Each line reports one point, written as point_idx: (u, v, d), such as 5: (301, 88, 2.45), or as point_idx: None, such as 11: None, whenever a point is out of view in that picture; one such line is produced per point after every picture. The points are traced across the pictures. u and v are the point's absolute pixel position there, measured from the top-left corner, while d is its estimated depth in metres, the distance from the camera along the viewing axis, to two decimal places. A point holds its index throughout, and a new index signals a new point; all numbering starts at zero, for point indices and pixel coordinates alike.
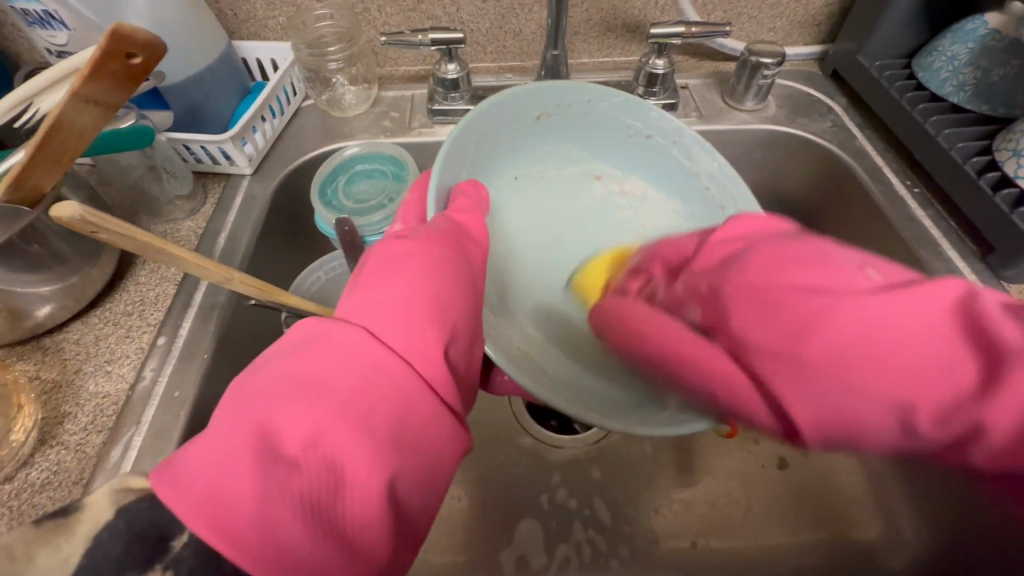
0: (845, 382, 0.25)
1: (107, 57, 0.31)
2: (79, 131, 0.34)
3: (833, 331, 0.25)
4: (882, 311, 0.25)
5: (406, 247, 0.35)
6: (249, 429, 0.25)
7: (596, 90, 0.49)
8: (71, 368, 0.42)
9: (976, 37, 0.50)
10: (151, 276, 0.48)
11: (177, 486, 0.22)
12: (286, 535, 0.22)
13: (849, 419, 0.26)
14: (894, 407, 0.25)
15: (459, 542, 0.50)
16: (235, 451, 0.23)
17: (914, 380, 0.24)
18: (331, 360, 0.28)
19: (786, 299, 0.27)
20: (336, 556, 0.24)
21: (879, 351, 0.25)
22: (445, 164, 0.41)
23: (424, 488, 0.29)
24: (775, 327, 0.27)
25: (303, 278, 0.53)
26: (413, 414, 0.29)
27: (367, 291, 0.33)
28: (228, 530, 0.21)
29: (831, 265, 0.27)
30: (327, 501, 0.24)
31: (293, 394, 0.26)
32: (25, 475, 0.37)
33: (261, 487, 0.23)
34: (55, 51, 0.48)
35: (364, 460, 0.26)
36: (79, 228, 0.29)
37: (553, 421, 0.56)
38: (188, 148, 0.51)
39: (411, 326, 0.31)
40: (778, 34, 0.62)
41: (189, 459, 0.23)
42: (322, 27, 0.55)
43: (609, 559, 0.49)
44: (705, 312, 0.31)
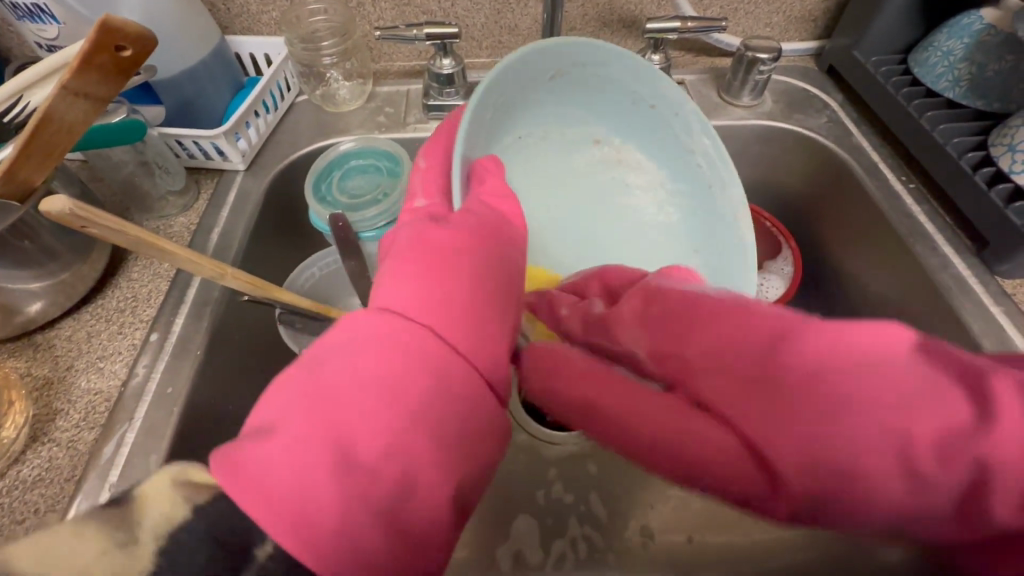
0: (824, 432, 0.22)
1: (95, 50, 0.31)
2: (68, 125, 0.33)
3: (788, 378, 0.23)
4: (843, 349, 0.22)
5: (454, 235, 0.33)
6: (320, 429, 0.22)
7: (612, 49, 0.45)
8: (63, 364, 0.42)
9: (971, 32, 0.49)
10: (143, 273, 0.47)
11: (252, 489, 0.19)
12: (368, 542, 0.21)
13: (847, 478, 0.22)
14: (890, 459, 0.21)
15: (455, 539, 0.50)
16: (312, 452, 0.21)
17: (891, 425, 0.21)
18: (402, 354, 0.26)
19: (734, 339, 0.25)
20: (413, 562, 0.23)
21: (854, 397, 0.22)
22: (465, 137, 0.38)
23: (485, 489, 0.28)
24: (727, 376, 0.25)
25: (298, 273, 0.53)
26: (480, 415, 0.27)
27: (422, 277, 0.30)
28: (312, 541, 0.20)
29: (749, 307, 0.26)
30: (404, 509, 0.23)
31: (367, 391, 0.24)
32: (17, 472, 0.37)
33: (341, 495, 0.21)
34: (45, 45, 0.47)
35: (437, 464, 0.24)
36: (69, 223, 0.29)
37: (548, 416, 0.55)
38: (181, 143, 0.51)
39: (472, 321, 0.29)
40: (774, 30, 0.62)
41: (261, 456, 0.20)
42: (316, 22, 0.55)
43: (604, 555, 0.49)
44: (649, 344, 0.29)
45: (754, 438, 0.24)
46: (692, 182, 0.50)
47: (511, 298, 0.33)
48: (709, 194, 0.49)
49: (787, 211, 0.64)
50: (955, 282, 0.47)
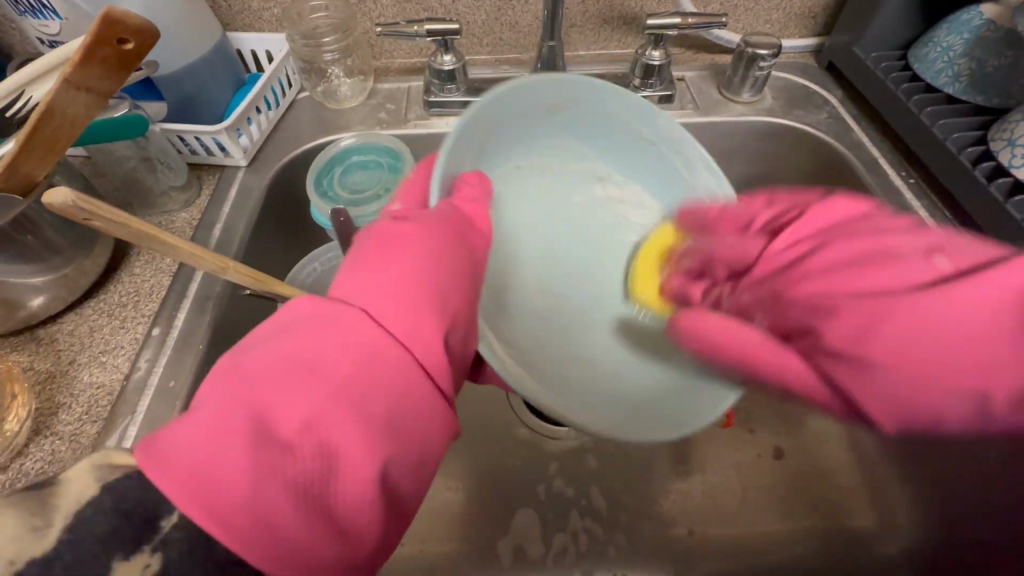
0: (929, 369, 0.32)
1: (97, 43, 0.31)
2: (71, 119, 0.34)
3: (896, 325, 0.32)
4: (921, 309, 0.32)
5: (407, 231, 0.34)
6: (238, 409, 0.24)
7: (611, 87, 0.46)
8: (66, 358, 0.42)
9: (971, 27, 0.50)
10: (145, 268, 0.47)
11: (166, 465, 0.21)
12: (280, 515, 0.22)
13: (983, 416, 0.31)
14: (976, 393, 0.31)
15: (455, 533, 0.50)
16: (226, 431, 0.23)
17: (989, 366, 0.30)
18: (330, 342, 0.27)
19: (856, 306, 0.34)
20: (329, 537, 0.24)
21: (947, 344, 0.31)
22: (450, 152, 0.38)
23: (416, 474, 0.28)
24: (832, 331, 0.35)
25: (299, 269, 0.53)
26: (408, 401, 0.28)
27: (365, 274, 0.32)
28: (220, 512, 0.21)
29: (901, 267, 0.34)
30: (319, 485, 0.24)
31: (288, 375, 0.26)
32: (20, 465, 0.37)
33: (253, 470, 0.22)
34: (48, 41, 0.47)
35: (357, 444, 0.26)
36: (72, 216, 0.29)
37: (550, 413, 0.56)
38: (182, 139, 0.51)
39: (406, 310, 0.30)
40: (774, 26, 0.62)
41: (178, 435, 0.22)
42: (317, 18, 0.55)
43: (605, 548, 0.49)
44: (773, 318, 0.39)
45: (863, 399, 0.33)
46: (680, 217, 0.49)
47: (457, 288, 0.34)
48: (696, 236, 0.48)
49: None
50: None
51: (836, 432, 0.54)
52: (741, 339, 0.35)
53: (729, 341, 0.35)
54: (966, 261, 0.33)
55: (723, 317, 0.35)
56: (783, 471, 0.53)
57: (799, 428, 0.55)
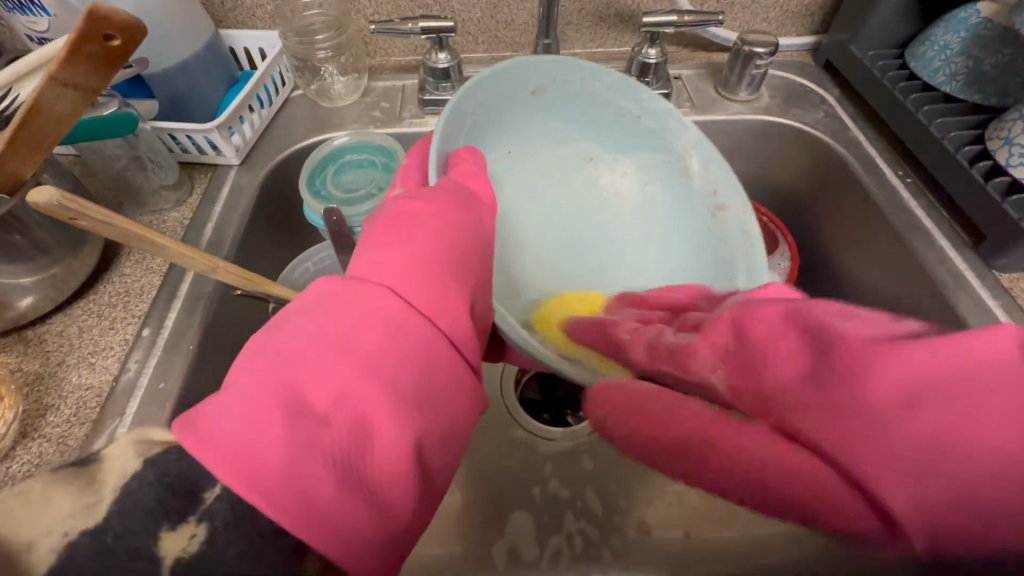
0: (968, 448, 0.19)
1: (83, 39, 0.31)
2: (57, 116, 0.33)
3: (895, 369, 0.21)
4: (927, 357, 0.20)
5: (417, 210, 0.34)
6: (272, 387, 0.24)
7: (592, 68, 0.46)
8: (54, 360, 0.41)
9: (969, 26, 0.50)
10: (136, 268, 0.47)
11: (208, 442, 0.21)
12: (323, 490, 0.22)
13: None
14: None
15: (450, 536, 0.49)
16: (262, 406, 0.23)
17: None
18: (358, 317, 0.27)
19: (823, 355, 0.23)
20: (369, 511, 0.24)
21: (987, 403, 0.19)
22: (443, 138, 0.38)
23: (447, 448, 0.28)
24: (796, 394, 0.23)
25: (290, 269, 0.52)
26: (436, 371, 0.28)
27: (384, 255, 0.32)
28: (263, 486, 0.21)
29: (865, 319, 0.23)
30: (357, 460, 0.24)
31: (318, 350, 0.26)
32: (6, 469, 0.36)
33: (294, 442, 0.22)
34: (36, 38, 0.46)
35: (393, 417, 0.25)
36: (58, 215, 0.29)
37: (545, 415, 0.58)
38: (173, 137, 0.50)
39: (431, 287, 0.31)
40: (771, 25, 0.62)
41: (213, 414, 0.22)
42: (311, 16, 0.55)
43: (599, 550, 0.48)
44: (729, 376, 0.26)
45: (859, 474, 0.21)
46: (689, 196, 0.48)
47: (471, 270, 0.34)
48: (703, 210, 0.47)
49: (784, 207, 0.64)
50: (952, 275, 0.46)
51: None
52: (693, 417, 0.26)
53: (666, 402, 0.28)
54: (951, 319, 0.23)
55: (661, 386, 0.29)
56: None
57: None
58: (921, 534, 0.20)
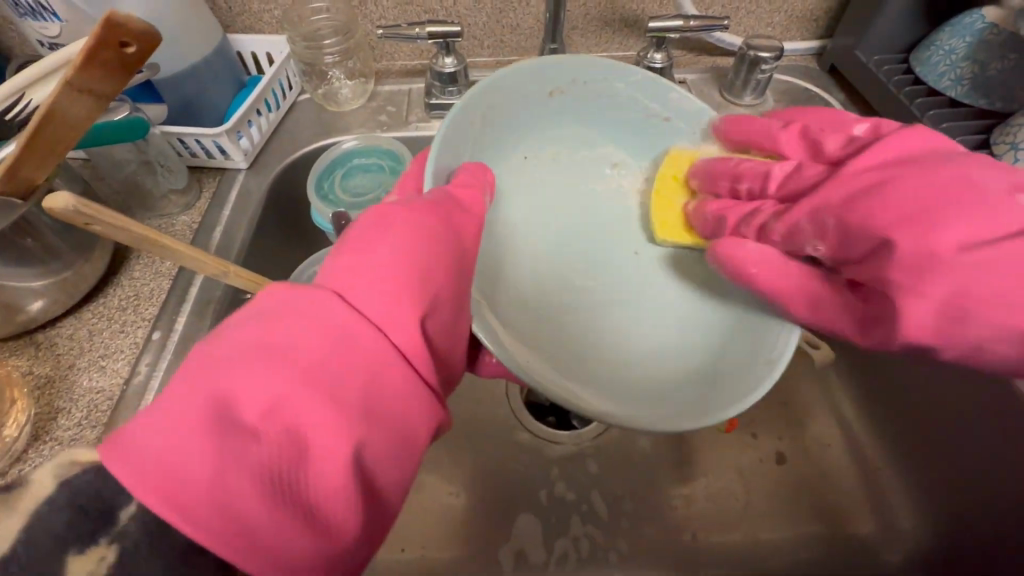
0: (994, 317, 0.28)
1: (100, 45, 0.31)
2: (71, 121, 0.33)
3: (972, 267, 0.28)
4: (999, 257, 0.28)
5: (386, 212, 0.32)
6: (200, 397, 0.22)
7: (615, 68, 0.46)
8: (65, 363, 0.42)
9: (974, 31, 0.50)
10: (145, 271, 0.47)
11: (129, 460, 0.20)
12: (247, 509, 0.21)
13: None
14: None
15: (457, 539, 0.50)
16: (188, 421, 0.22)
17: None
18: (302, 326, 0.25)
19: (924, 243, 0.29)
20: (300, 530, 0.23)
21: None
22: (443, 145, 0.38)
23: (397, 462, 0.27)
24: (907, 254, 0.30)
25: (299, 272, 0.53)
26: (385, 384, 0.26)
27: (347, 257, 0.29)
28: (183, 505, 0.20)
29: (988, 209, 0.29)
30: (290, 476, 0.23)
31: (254, 360, 0.24)
32: (19, 471, 0.37)
33: (215, 460, 0.21)
34: (48, 43, 0.47)
35: (330, 432, 0.24)
36: (73, 220, 0.29)
37: (551, 417, 0.56)
38: (183, 142, 0.51)
39: (387, 293, 0.28)
40: (775, 29, 0.62)
41: (139, 428, 0.21)
42: (318, 20, 0.55)
43: (607, 553, 0.49)
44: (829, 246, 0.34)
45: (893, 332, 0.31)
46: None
47: (439, 273, 0.31)
48: None
49: None
50: None
51: (836, 435, 0.54)
52: (781, 286, 0.37)
53: (771, 258, 0.37)
54: None
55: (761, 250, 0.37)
56: (782, 473, 0.53)
57: (800, 431, 0.55)
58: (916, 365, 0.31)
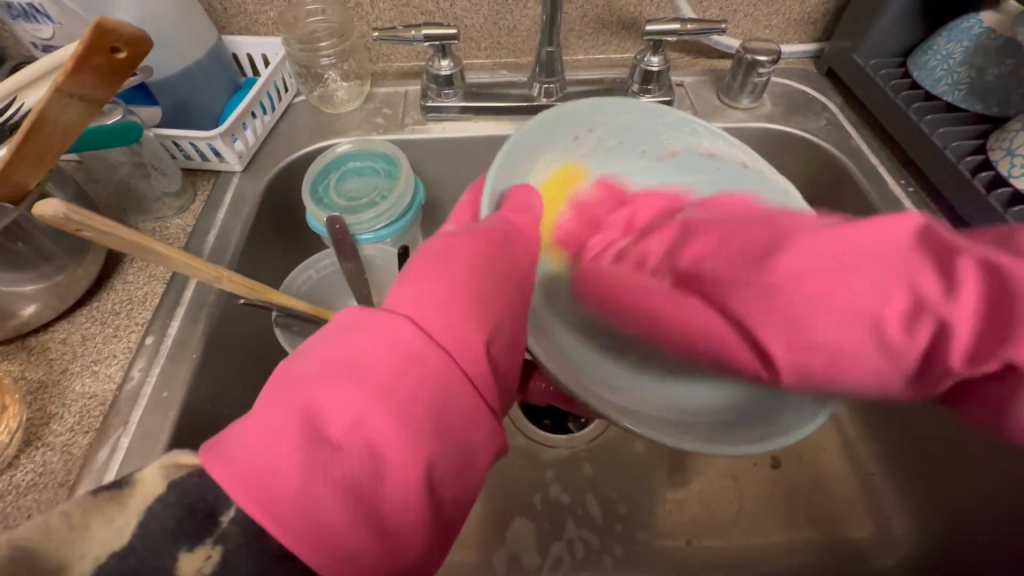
0: (814, 297, 0.28)
1: (90, 51, 0.31)
2: (63, 126, 0.33)
3: (790, 258, 0.29)
4: (811, 250, 0.29)
5: (453, 247, 0.34)
6: (286, 411, 0.24)
7: (650, 107, 0.48)
8: (58, 367, 0.41)
9: (972, 35, 0.50)
10: (139, 275, 0.47)
11: (230, 465, 0.22)
12: (331, 517, 0.22)
13: (836, 364, 0.28)
14: (864, 325, 0.27)
15: (451, 544, 0.49)
16: (282, 432, 0.23)
17: (855, 309, 0.27)
18: (378, 346, 0.26)
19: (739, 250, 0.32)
20: (377, 544, 0.23)
21: (843, 266, 0.28)
22: (501, 168, 0.40)
23: (463, 482, 0.27)
24: (711, 266, 0.34)
25: (294, 276, 0.51)
26: (454, 406, 0.27)
27: (421, 285, 0.31)
28: (275, 510, 0.21)
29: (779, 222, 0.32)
30: (367, 490, 0.24)
31: (337, 378, 0.25)
32: (10, 477, 0.36)
33: (305, 467, 0.22)
34: (41, 45, 0.47)
35: (403, 450, 0.25)
36: (65, 227, 0.29)
37: (546, 420, 0.56)
38: (177, 144, 0.51)
39: (454, 321, 0.30)
40: (773, 32, 0.62)
41: (233, 436, 0.23)
42: (313, 22, 0.55)
43: (601, 558, 0.49)
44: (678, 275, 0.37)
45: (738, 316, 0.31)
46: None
47: (495, 304, 0.32)
48: None
49: None
50: None
51: (833, 440, 0.55)
52: (645, 298, 0.37)
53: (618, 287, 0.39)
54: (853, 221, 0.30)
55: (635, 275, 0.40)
56: (779, 478, 0.53)
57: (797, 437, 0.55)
58: (791, 372, 0.30)
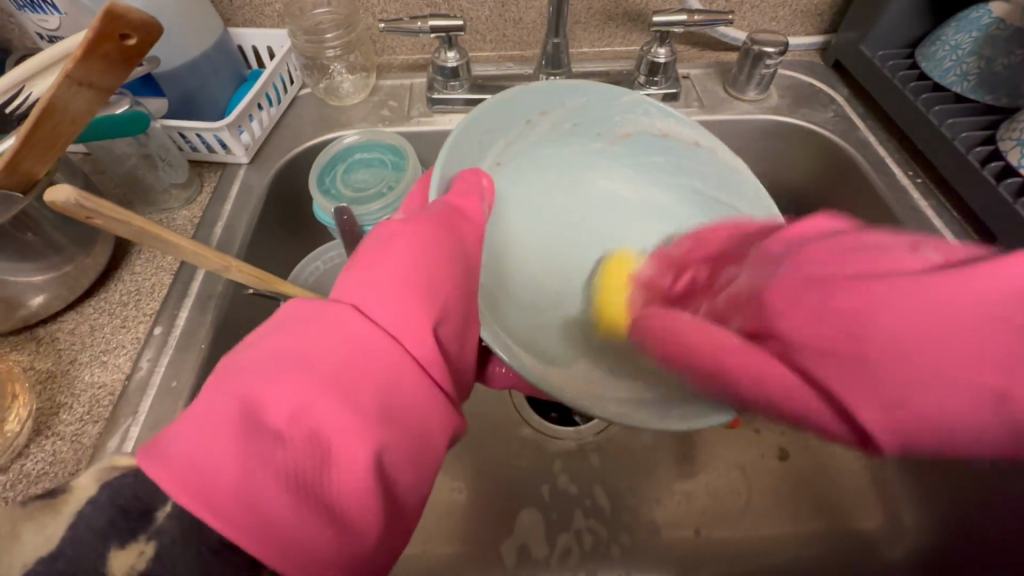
0: (931, 353, 0.23)
1: (101, 38, 0.31)
2: (73, 114, 0.33)
3: (905, 307, 0.23)
4: (929, 296, 0.23)
5: (402, 225, 0.33)
6: (225, 401, 0.23)
7: (602, 88, 0.47)
8: (66, 358, 0.41)
9: (981, 25, 0.49)
10: (147, 266, 0.47)
11: (168, 465, 0.21)
12: (279, 510, 0.22)
13: (938, 429, 0.23)
14: (984, 391, 0.22)
15: (460, 533, 0.50)
16: (222, 425, 0.22)
17: (991, 366, 0.22)
18: (322, 336, 0.26)
19: (841, 287, 0.25)
20: (329, 534, 0.23)
21: (956, 329, 0.22)
22: (449, 153, 0.37)
23: (415, 468, 0.27)
24: (787, 301, 0.27)
25: (300, 269, 0.52)
26: (401, 392, 0.27)
27: (365, 271, 0.30)
28: (217, 505, 0.21)
29: (881, 255, 0.26)
30: (319, 482, 0.23)
31: (279, 368, 0.25)
32: (20, 466, 0.36)
33: (251, 460, 0.22)
34: (47, 36, 0.46)
35: (349, 437, 0.24)
36: (76, 215, 0.29)
37: (553, 413, 0.56)
38: (184, 136, 0.51)
39: (404, 303, 0.29)
40: (780, 24, 0.62)
41: (170, 434, 0.22)
42: (319, 14, 0.55)
43: (609, 547, 0.49)
44: (744, 319, 0.30)
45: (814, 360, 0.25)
46: (700, 208, 0.47)
47: (449, 285, 0.32)
48: None
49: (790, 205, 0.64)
50: None
51: None
52: (718, 347, 0.28)
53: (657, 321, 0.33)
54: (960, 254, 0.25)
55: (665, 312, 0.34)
56: (786, 469, 0.53)
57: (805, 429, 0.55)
58: (894, 443, 0.24)
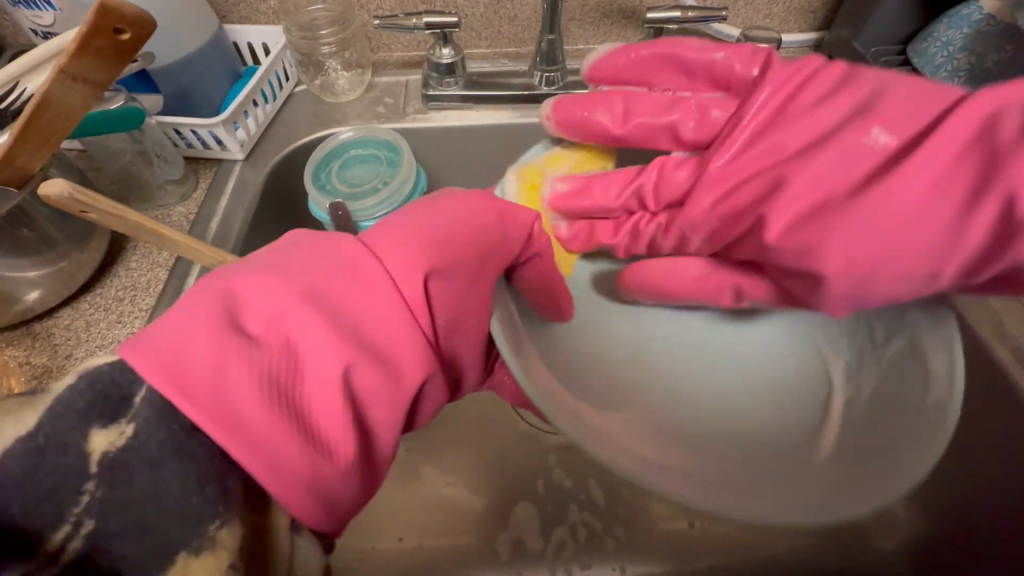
0: (891, 238, 0.31)
1: (94, 33, 0.31)
2: (66, 109, 0.33)
3: (872, 206, 0.31)
4: (885, 193, 0.31)
5: (422, 203, 0.36)
6: (212, 301, 0.26)
7: None
8: (62, 353, 0.42)
9: (971, 22, 0.50)
10: (142, 261, 0.47)
11: (146, 344, 0.23)
12: (240, 398, 0.23)
13: (888, 293, 0.33)
14: (926, 257, 0.31)
15: (455, 527, 0.50)
16: (203, 318, 0.24)
17: (931, 243, 0.31)
18: (313, 261, 0.28)
19: (818, 196, 0.34)
20: (286, 432, 0.23)
21: (907, 214, 0.31)
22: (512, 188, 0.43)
23: (388, 399, 0.27)
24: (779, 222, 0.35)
25: None
26: (380, 319, 0.28)
27: (380, 227, 0.33)
28: (181, 383, 0.22)
29: (845, 145, 0.34)
30: (285, 383, 0.24)
31: (265, 279, 0.27)
32: None
33: (222, 351, 0.24)
34: (41, 33, 0.46)
35: (320, 346, 0.25)
36: (71, 209, 0.29)
37: None
38: (179, 132, 0.51)
39: (399, 245, 0.31)
40: (774, 21, 0.62)
41: (157, 323, 0.24)
42: (314, 11, 0.55)
43: (603, 540, 0.50)
44: (715, 240, 0.41)
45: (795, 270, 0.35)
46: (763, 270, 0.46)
47: (455, 244, 0.33)
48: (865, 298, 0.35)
49: None
50: None
51: None
52: (696, 277, 0.40)
53: (661, 263, 0.42)
54: (907, 122, 0.33)
55: (668, 261, 0.41)
56: None
57: None
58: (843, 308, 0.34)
